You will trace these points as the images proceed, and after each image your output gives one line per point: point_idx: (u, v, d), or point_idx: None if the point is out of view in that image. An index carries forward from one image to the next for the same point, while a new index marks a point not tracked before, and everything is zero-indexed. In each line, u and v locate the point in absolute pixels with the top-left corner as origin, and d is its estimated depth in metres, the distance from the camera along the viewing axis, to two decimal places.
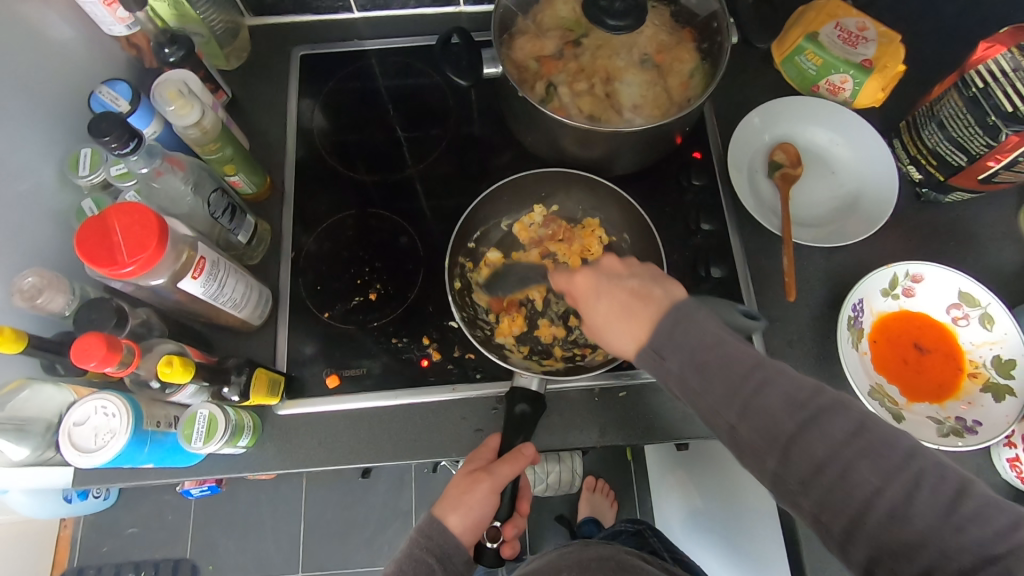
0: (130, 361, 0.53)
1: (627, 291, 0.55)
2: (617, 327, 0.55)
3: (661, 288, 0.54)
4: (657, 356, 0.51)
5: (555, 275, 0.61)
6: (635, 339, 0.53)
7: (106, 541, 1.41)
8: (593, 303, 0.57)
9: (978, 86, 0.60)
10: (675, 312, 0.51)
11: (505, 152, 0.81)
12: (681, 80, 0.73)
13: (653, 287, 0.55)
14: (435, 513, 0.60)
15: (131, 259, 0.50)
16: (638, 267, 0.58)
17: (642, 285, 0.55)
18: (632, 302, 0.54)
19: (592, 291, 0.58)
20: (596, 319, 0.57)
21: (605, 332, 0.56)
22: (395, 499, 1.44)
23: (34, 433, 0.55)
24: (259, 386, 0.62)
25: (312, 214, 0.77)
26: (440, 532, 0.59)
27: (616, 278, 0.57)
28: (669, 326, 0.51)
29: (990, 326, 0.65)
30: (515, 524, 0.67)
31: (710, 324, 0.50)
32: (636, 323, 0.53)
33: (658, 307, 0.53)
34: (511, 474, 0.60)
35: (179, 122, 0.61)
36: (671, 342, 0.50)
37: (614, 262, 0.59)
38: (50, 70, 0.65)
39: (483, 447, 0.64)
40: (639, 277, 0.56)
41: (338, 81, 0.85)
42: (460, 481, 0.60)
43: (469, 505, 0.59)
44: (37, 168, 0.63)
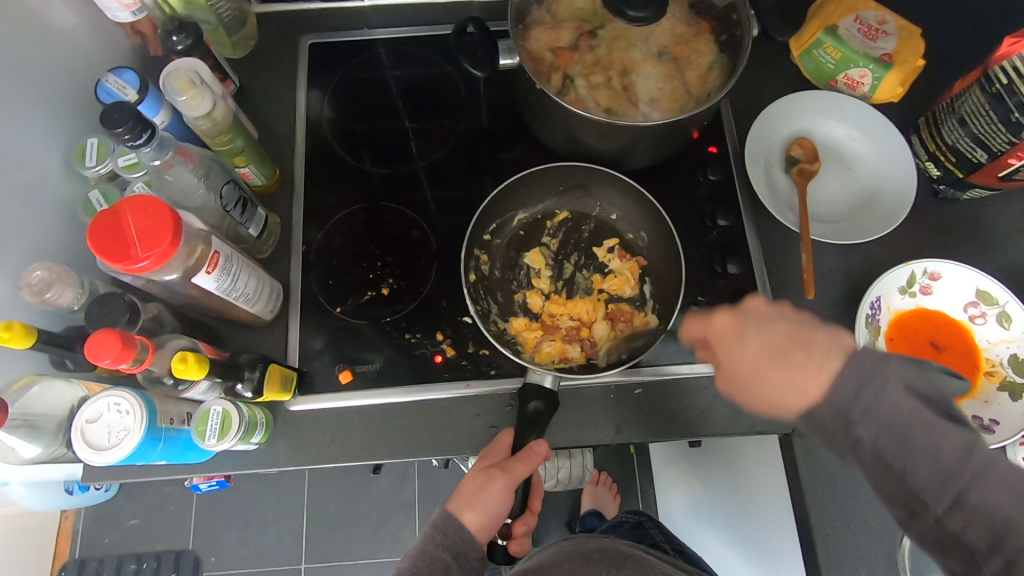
0: (144, 358, 0.52)
1: (780, 335, 0.51)
2: (769, 377, 0.50)
3: (826, 331, 0.50)
4: (844, 422, 0.46)
5: (690, 323, 0.57)
6: (797, 393, 0.48)
7: (108, 532, 1.40)
8: (735, 350, 0.53)
9: (1003, 82, 0.60)
10: (857, 368, 0.46)
11: (518, 145, 0.80)
12: (699, 73, 0.72)
13: (815, 333, 0.50)
14: (450, 508, 0.59)
15: (145, 254, 0.49)
16: (785, 309, 0.54)
17: (797, 329, 0.51)
18: (788, 349, 0.50)
19: (735, 335, 0.53)
20: (739, 369, 0.52)
21: (753, 385, 0.51)
22: (399, 492, 1.44)
23: (46, 430, 0.54)
24: (273, 382, 0.61)
25: (321, 207, 0.76)
26: (456, 529, 0.58)
27: (766, 320, 0.53)
28: (855, 386, 0.46)
29: (1008, 324, 0.65)
30: (526, 521, 0.64)
31: (897, 389, 0.45)
32: (797, 374, 0.48)
33: (826, 354, 0.48)
34: (526, 473, 0.60)
35: (190, 113, 0.59)
36: (859, 409, 0.45)
37: (760, 305, 0.54)
38: (54, 57, 0.64)
39: (497, 442, 0.63)
40: (791, 320, 0.52)
41: (348, 71, 0.83)
42: (475, 477, 0.60)
43: (485, 502, 0.58)
44: (43, 159, 0.62)
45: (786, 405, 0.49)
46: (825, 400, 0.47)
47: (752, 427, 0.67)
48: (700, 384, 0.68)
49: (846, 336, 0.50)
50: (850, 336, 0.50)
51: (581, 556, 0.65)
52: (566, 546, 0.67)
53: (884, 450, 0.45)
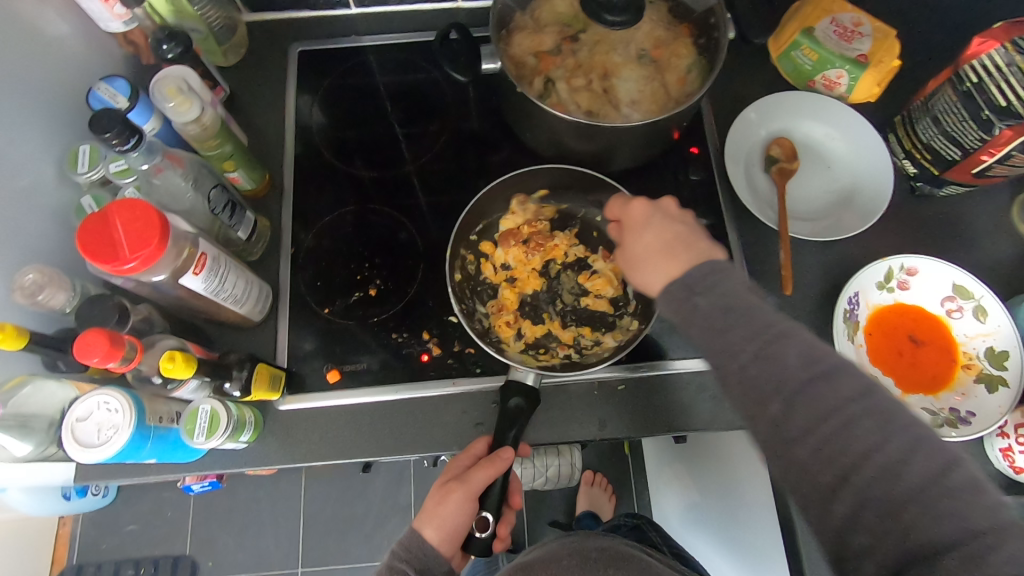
0: (132, 357, 0.53)
1: (674, 235, 0.57)
2: (650, 263, 0.56)
3: (709, 241, 0.55)
4: (688, 294, 0.50)
5: (612, 204, 0.65)
6: (661, 276, 0.55)
7: (105, 538, 1.41)
8: (639, 234, 0.59)
9: (973, 81, 0.61)
10: (713, 263, 0.51)
11: (504, 148, 0.81)
12: (678, 75, 0.73)
13: (701, 240, 0.56)
14: (415, 524, 0.62)
15: (133, 256, 0.50)
16: (689, 217, 0.60)
17: (689, 234, 0.57)
18: (674, 245, 0.56)
19: (641, 224, 0.60)
20: (635, 250, 0.59)
21: (637, 268, 0.58)
22: (395, 494, 1.45)
23: (36, 429, 0.55)
24: (261, 381, 0.62)
25: (310, 211, 0.77)
26: (418, 545, 0.60)
27: (670, 219, 0.59)
28: (705, 272, 0.51)
29: (984, 318, 0.66)
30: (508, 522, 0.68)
31: (797, 341, 0.45)
32: (672, 262, 0.54)
33: (698, 256, 0.54)
34: (485, 480, 0.60)
35: (179, 119, 0.61)
36: (705, 283, 0.50)
37: (672, 205, 0.62)
38: (48, 67, 0.65)
39: (466, 452, 0.64)
40: (688, 225, 0.58)
41: (337, 77, 0.85)
42: (436, 493, 0.62)
43: (444, 517, 0.60)
44: (36, 165, 0.63)
45: (648, 284, 0.57)
46: (681, 278, 0.52)
47: (735, 422, 0.68)
48: (681, 381, 0.69)
49: (723, 253, 0.55)
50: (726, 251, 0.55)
51: (582, 553, 0.66)
52: (568, 544, 0.68)
53: (750, 388, 0.45)
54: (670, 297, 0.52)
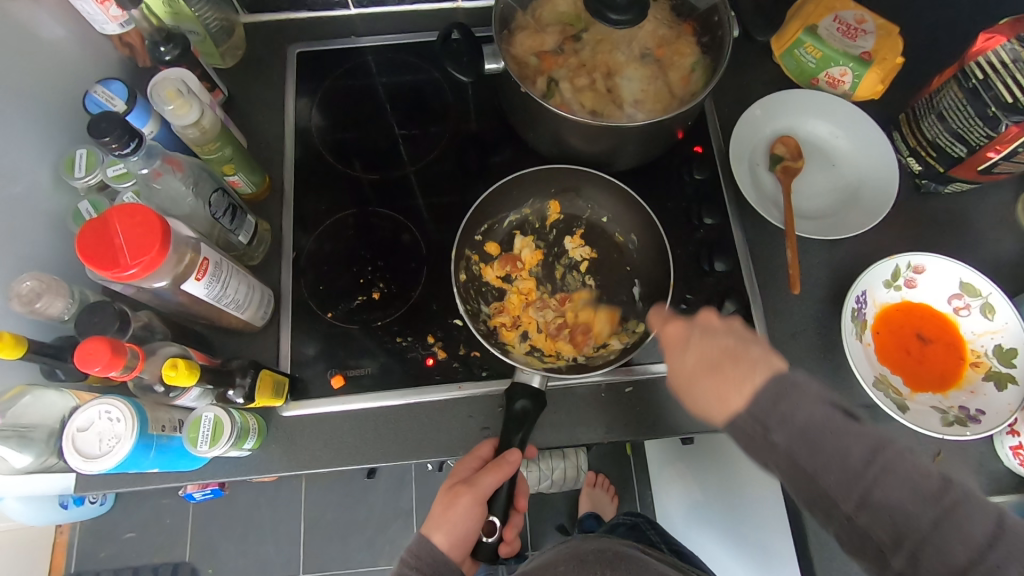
0: (134, 365, 0.52)
1: (720, 349, 0.53)
2: (702, 388, 0.52)
3: (760, 346, 0.52)
4: (762, 430, 0.48)
5: (650, 317, 0.61)
6: (721, 406, 0.50)
7: (103, 547, 1.39)
8: (678, 357, 0.56)
9: (978, 78, 0.61)
10: (775, 383, 0.48)
11: (506, 149, 0.81)
12: (682, 74, 0.73)
13: (750, 347, 0.52)
14: (423, 531, 0.60)
15: (134, 262, 0.49)
16: (733, 326, 0.56)
17: (737, 345, 0.53)
18: (721, 361, 0.52)
19: (679, 343, 0.56)
20: (678, 375, 0.55)
21: (687, 395, 0.54)
22: (397, 499, 1.44)
23: (37, 440, 0.54)
24: (265, 388, 0.61)
25: (311, 214, 0.76)
26: (429, 551, 0.59)
27: (710, 333, 0.55)
28: (771, 398, 0.48)
29: (991, 315, 0.66)
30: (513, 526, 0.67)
31: (814, 404, 0.47)
32: (724, 383, 0.50)
33: (753, 369, 0.50)
34: (495, 484, 0.59)
35: (178, 122, 0.60)
36: (776, 416, 0.47)
37: (711, 319, 0.57)
38: (43, 70, 0.64)
39: (471, 455, 0.63)
40: (735, 336, 0.54)
41: (336, 78, 0.84)
42: (442, 496, 0.60)
43: (454, 521, 0.59)
44: (32, 171, 0.62)
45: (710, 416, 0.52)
46: (744, 412, 0.49)
47: None
48: None
49: (780, 359, 0.51)
50: (782, 358, 0.51)
51: (578, 557, 0.65)
52: (563, 550, 0.67)
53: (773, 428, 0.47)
54: (746, 442, 0.49)
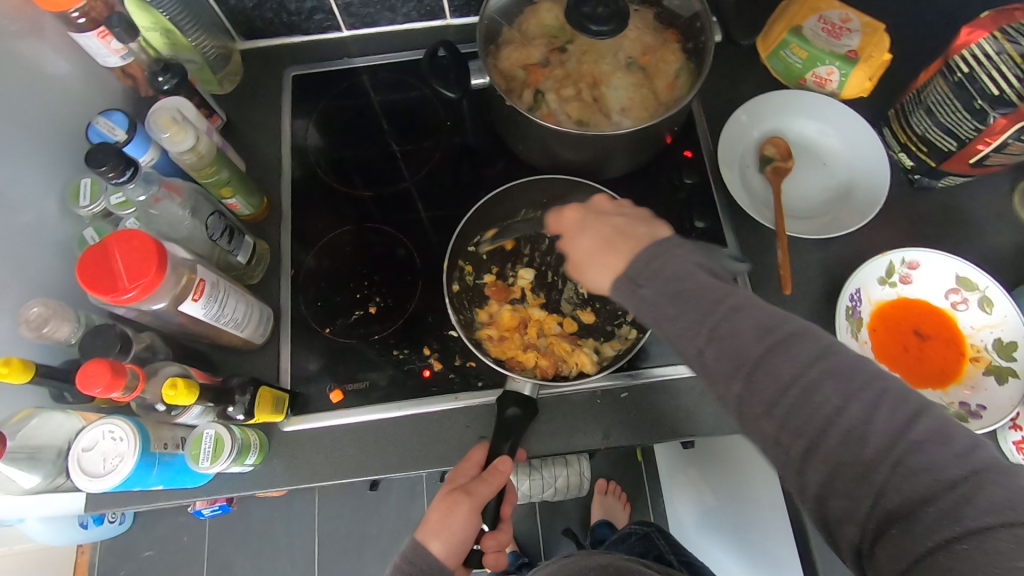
0: (136, 386, 0.54)
1: (614, 228, 0.55)
2: (597, 262, 0.54)
3: (647, 226, 0.54)
4: (633, 285, 0.49)
5: (546, 219, 0.62)
6: (610, 270, 0.52)
7: (123, 564, 1.41)
8: (577, 237, 0.57)
9: (964, 71, 0.61)
10: (655, 246, 0.50)
11: (498, 161, 0.82)
12: (667, 80, 0.74)
13: (639, 227, 0.54)
14: (419, 537, 0.60)
15: (132, 285, 0.51)
16: (624, 208, 0.58)
17: (627, 223, 0.55)
18: (615, 239, 0.54)
19: (578, 226, 0.58)
20: (576, 254, 0.56)
21: (584, 271, 0.55)
22: (408, 511, 1.44)
23: (45, 461, 0.56)
24: (264, 404, 0.63)
25: (309, 232, 0.78)
26: (423, 558, 0.59)
27: (603, 215, 0.57)
28: (646, 259, 0.49)
29: (989, 309, 0.65)
30: (498, 536, 0.63)
31: (687, 262, 0.48)
32: (614, 254, 0.52)
33: (641, 241, 0.52)
34: (492, 493, 0.60)
35: (174, 148, 0.62)
36: (647, 273, 0.48)
37: (605, 204, 0.60)
38: (49, 105, 0.67)
39: (467, 460, 0.63)
40: (626, 216, 0.56)
41: (331, 99, 0.86)
42: (440, 503, 0.61)
43: (452, 529, 0.60)
44: (40, 201, 0.65)
45: (593, 278, 0.54)
46: (625, 269, 0.50)
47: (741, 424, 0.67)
48: (683, 387, 0.68)
49: (664, 231, 0.54)
50: (666, 230, 0.54)
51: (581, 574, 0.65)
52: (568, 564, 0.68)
53: None
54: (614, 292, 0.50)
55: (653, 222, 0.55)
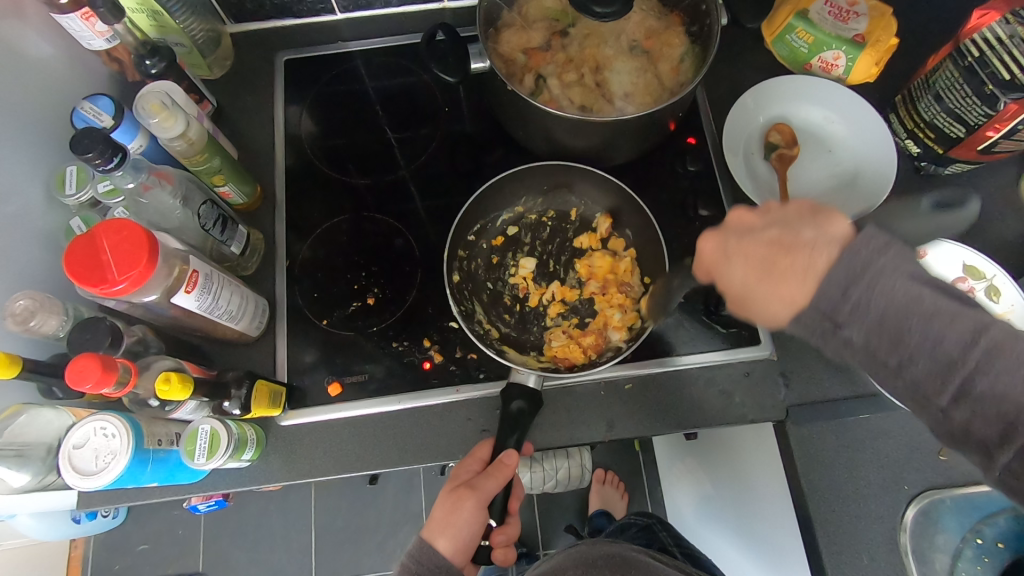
0: (126, 381, 0.52)
1: (768, 242, 0.46)
2: (761, 293, 0.46)
3: (812, 229, 0.44)
4: (831, 325, 0.42)
5: (693, 259, 0.52)
6: (785, 301, 0.44)
7: (117, 559, 1.40)
8: (724, 271, 0.49)
9: (974, 55, 0.59)
10: (845, 262, 0.41)
11: (497, 148, 0.80)
12: (671, 65, 0.72)
13: (802, 231, 0.45)
14: (425, 535, 0.59)
15: (121, 277, 0.49)
16: (773, 211, 0.48)
17: (784, 232, 0.46)
18: (777, 254, 0.45)
19: (721, 257, 0.49)
20: (735, 290, 0.48)
21: (751, 301, 0.47)
22: (406, 503, 1.44)
23: (35, 458, 0.54)
24: (261, 398, 0.61)
25: (304, 222, 0.76)
26: (430, 556, 0.58)
27: (749, 233, 0.48)
28: (842, 284, 0.41)
29: (997, 298, 0.64)
30: (506, 531, 0.63)
31: (898, 276, 0.40)
32: (783, 284, 0.44)
33: (816, 249, 0.43)
34: (497, 487, 0.59)
35: (164, 135, 0.60)
36: (848, 307, 0.41)
37: (744, 216, 0.49)
38: (32, 90, 0.64)
39: (471, 457, 0.63)
40: (778, 223, 0.46)
41: (325, 84, 0.84)
42: (445, 499, 0.60)
43: (458, 526, 0.58)
44: (23, 190, 0.62)
45: (766, 311, 0.46)
46: (811, 305, 0.43)
47: (746, 415, 0.66)
48: (688, 378, 0.68)
49: (843, 222, 0.44)
50: (842, 219, 0.44)
51: (588, 563, 0.64)
52: (573, 554, 0.66)
53: None
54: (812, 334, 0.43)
55: (816, 213, 0.46)
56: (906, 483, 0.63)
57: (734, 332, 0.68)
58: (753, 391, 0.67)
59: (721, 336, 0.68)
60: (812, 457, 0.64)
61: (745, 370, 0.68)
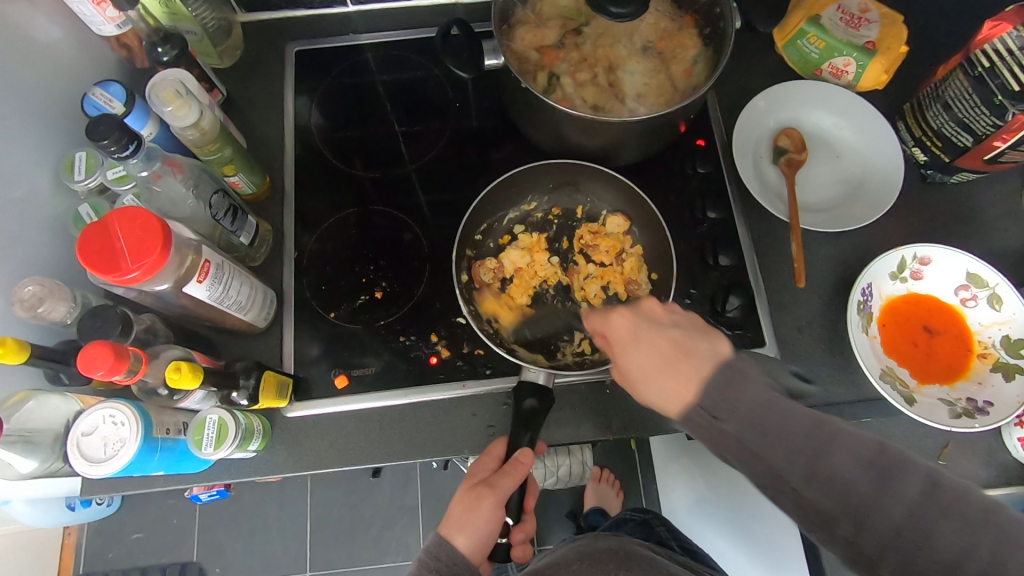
0: (137, 369, 0.52)
1: (670, 343, 0.52)
2: (656, 384, 0.50)
3: (707, 343, 0.51)
4: (710, 417, 0.46)
5: (591, 318, 0.57)
6: (674, 396, 0.49)
7: (111, 547, 1.40)
8: (631, 350, 0.54)
9: (984, 66, 0.60)
10: (725, 371, 0.48)
11: (506, 145, 0.80)
12: (684, 67, 0.72)
13: (698, 342, 0.52)
14: (442, 533, 0.59)
15: (135, 265, 0.49)
16: (678, 317, 0.55)
17: (686, 337, 0.52)
18: (675, 356, 0.51)
19: (630, 339, 0.54)
20: (630, 370, 0.53)
21: (640, 386, 0.52)
22: (402, 497, 1.44)
23: (42, 444, 0.54)
24: (269, 389, 0.61)
25: (312, 214, 0.76)
26: (449, 553, 0.58)
27: (659, 326, 0.54)
28: (719, 387, 0.47)
29: (999, 305, 0.65)
30: (524, 527, 0.65)
31: (761, 384, 0.46)
32: (677, 381, 0.49)
33: (705, 360, 0.49)
34: (514, 485, 0.59)
35: (177, 123, 0.59)
36: (726, 405, 0.46)
37: (655, 307, 0.57)
38: (41, 74, 0.64)
39: (486, 455, 0.63)
40: (681, 327, 0.54)
41: (335, 76, 0.83)
42: (463, 497, 0.60)
43: (477, 524, 0.58)
44: (32, 175, 0.62)
45: (646, 394, 0.52)
46: (696, 401, 0.47)
47: None
48: None
49: (725, 346, 0.51)
50: (727, 345, 0.52)
51: (591, 557, 0.64)
52: (576, 547, 0.67)
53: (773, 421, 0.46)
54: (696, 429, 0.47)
55: (711, 334, 0.53)
56: None
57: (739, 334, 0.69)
58: None
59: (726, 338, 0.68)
60: None
61: None
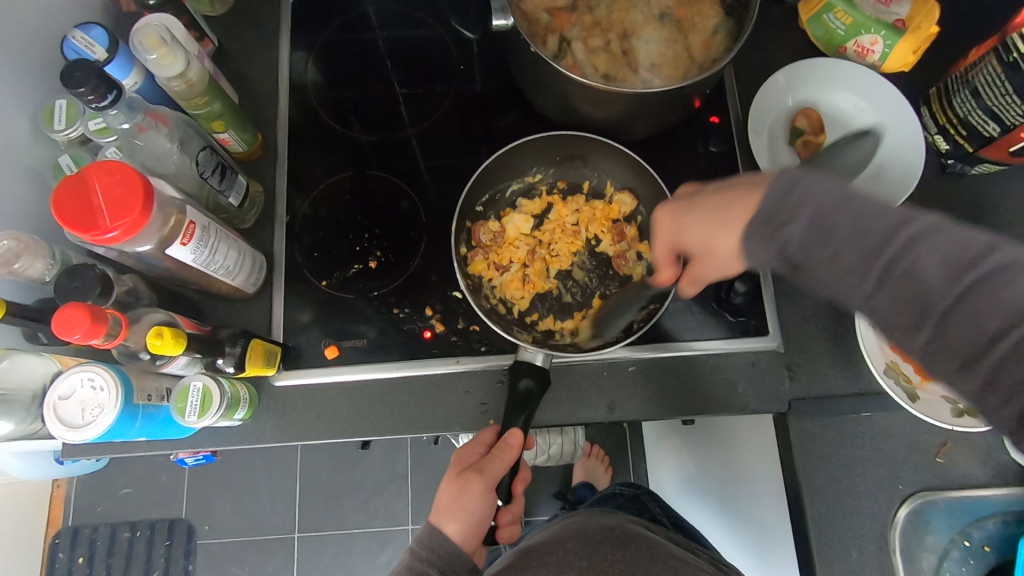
0: (116, 333, 0.49)
1: (711, 201, 0.50)
2: (719, 232, 0.49)
3: (750, 175, 0.50)
4: (772, 227, 0.43)
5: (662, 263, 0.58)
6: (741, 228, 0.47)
7: (101, 501, 1.40)
8: (686, 233, 0.52)
9: (1020, 51, 0.56)
10: (782, 176, 0.44)
11: (512, 113, 0.76)
12: (703, 37, 0.69)
13: (741, 179, 0.50)
14: (432, 521, 0.59)
15: (114, 224, 0.46)
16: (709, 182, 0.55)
17: (723, 185, 0.51)
18: (721, 203, 0.49)
19: (677, 224, 0.53)
20: (696, 243, 0.51)
21: (712, 249, 0.50)
22: (391, 463, 1.44)
23: (18, 407, 0.53)
24: (255, 357, 0.59)
25: (306, 176, 0.73)
26: (441, 543, 0.57)
27: (694, 195, 0.53)
28: (782, 190, 0.43)
29: None
30: (511, 510, 0.64)
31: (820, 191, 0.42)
32: (735, 214, 0.48)
33: (749, 188, 0.48)
34: (503, 471, 0.58)
35: (162, 73, 0.56)
36: (788, 209, 0.42)
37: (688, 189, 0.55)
38: (19, 12, 0.59)
39: (473, 442, 0.61)
40: (716, 183, 0.52)
41: (334, 30, 0.79)
42: (451, 485, 0.59)
43: (468, 510, 0.58)
44: (9, 122, 0.59)
45: (721, 249, 0.50)
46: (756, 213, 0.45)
47: (748, 406, 0.65)
48: (695, 364, 0.67)
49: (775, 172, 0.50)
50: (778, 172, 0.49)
51: (588, 536, 0.63)
52: (573, 524, 0.66)
53: None
54: (755, 240, 0.44)
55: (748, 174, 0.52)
56: (901, 484, 0.62)
57: (742, 321, 0.67)
58: (758, 381, 0.66)
59: (726, 325, 0.67)
60: (809, 451, 0.64)
61: (751, 360, 0.67)
